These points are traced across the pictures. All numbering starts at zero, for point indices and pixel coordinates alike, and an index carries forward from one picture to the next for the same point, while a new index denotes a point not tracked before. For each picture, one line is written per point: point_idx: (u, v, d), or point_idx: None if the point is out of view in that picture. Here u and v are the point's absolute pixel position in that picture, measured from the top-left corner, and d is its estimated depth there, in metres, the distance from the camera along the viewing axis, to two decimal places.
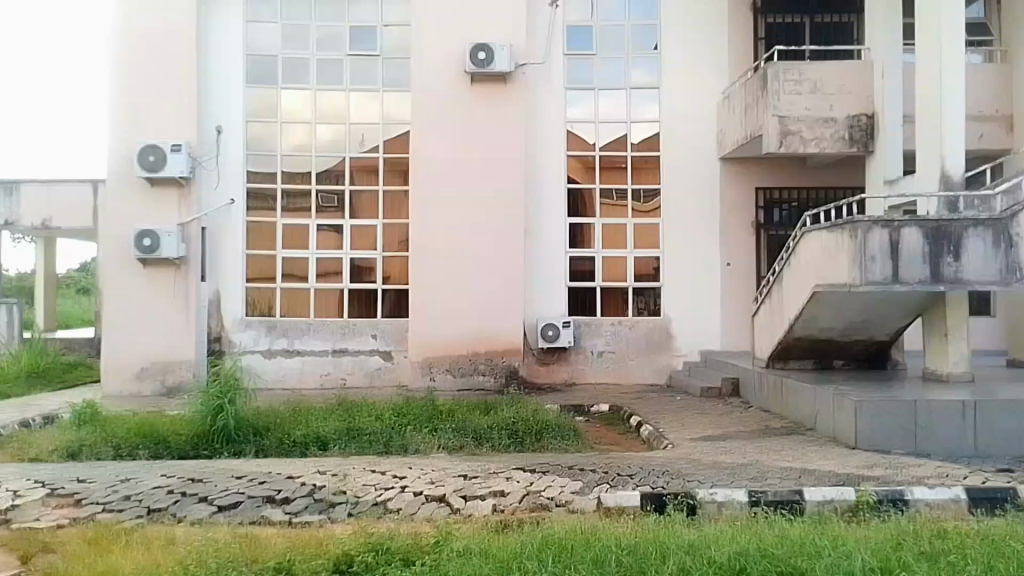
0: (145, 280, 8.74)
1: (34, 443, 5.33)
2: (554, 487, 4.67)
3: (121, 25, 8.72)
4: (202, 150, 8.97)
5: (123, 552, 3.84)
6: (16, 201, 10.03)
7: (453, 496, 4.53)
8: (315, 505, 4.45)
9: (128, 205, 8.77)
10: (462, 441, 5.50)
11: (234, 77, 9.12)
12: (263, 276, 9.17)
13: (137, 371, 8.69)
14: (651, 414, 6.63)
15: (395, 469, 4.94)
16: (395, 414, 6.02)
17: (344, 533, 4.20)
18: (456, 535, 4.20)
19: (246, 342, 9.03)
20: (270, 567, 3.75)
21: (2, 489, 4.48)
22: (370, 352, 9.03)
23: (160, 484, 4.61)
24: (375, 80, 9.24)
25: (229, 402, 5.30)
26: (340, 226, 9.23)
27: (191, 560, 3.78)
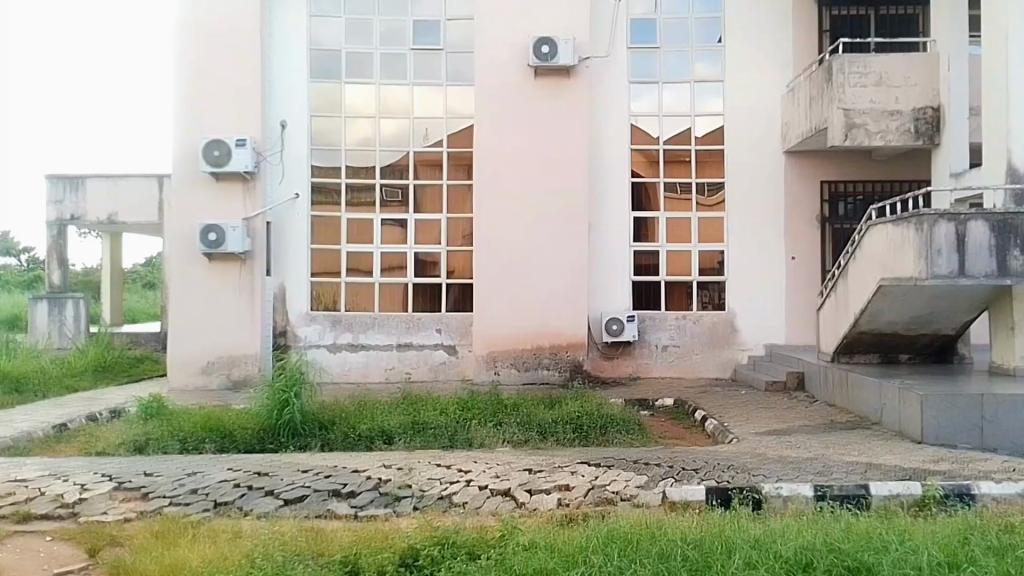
0: (210, 275, 8.77)
1: (100, 438, 5.44)
2: (619, 481, 4.67)
3: (184, 19, 8.73)
4: (267, 145, 9.00)
5: (189, 546, 3.86)
6: (81, 195, 11.01)
7: (518, 490, 4.53)
8: (381, 499, 4.45)
9: (193, 200, 8.79)
10: (527, 435, 5.51)
11: (298, 73, 9.18)
12: (328, 271, 9.23)
13: (203, 366, 8.75)
14: (716, 408, 6.66)
15: (460, 463, 4.94)
16: (460, 408, 6.11)
17: (410, 527, 4.19)
18: (521, 529, 4.19)
19: (312, 337, 9.09)
20: (337, 562, 3.79)
21: (70, 483, 4.52)
22: (435, 346, 9.06)
23: (227, 477, 4.62)
24: (438, 75, 9.25)
25: (295, 397, 5.36)
26: (404, 220, 9.26)
27: (258, 554, 3.79)
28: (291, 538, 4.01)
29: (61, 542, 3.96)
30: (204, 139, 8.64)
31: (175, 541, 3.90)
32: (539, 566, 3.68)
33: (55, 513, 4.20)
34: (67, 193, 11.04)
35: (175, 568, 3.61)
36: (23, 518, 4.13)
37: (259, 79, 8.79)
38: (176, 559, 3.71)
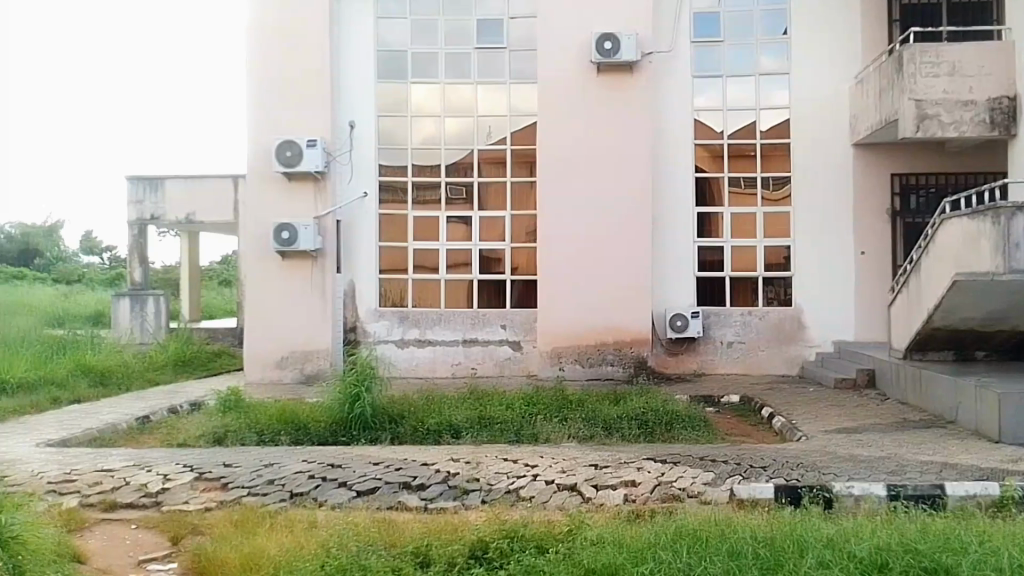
0: (285, 273, 9.04)
1: (180, 431, 5.74)
2: (686, 478, 4.64)
3: (258, 26, 9.06)
4: (337, 146, 9.20)
5: (268, 534, 3.99)
6: (161, 195, 11.41)
7: (585, 486, 4.55)
8: (449, 492, 4.52)
9: (267, 201, 9.08)
10: (593, 431, 5.56)
11: (365, 75, 9.35)
12: (395, 267, 9.38)
13: (277, 360, 9.02)
14: (784, 405, 6.60)
15: (527, 458, 5.01)
16: (526, 403, 6.22)
17: (478, 520, 4.24)
18: (589, 524, 4.19)
19: (380, 333, 9.25)
20: (410, 552, 3.90)
21: (154, 472, 4.74)
22: (500, 341, 9.16)
23: (301, 469, 4.77)
24: (501, 73, 9.33)
25: (366, 391, 5.53)
26: (469, 217, 9.36)
27: (333, 544, 3.91)
28: (364, 529, 4.10)
29: (147, 529, 4.13)
30: (278, 140, 8.94)
31: (255, 528, 4.04)
32: (609, 561, 3.69)
33: (139, 502, 4.37)
34: (147, 193, 11.43)
35: (255, 557, 3.75)
36: (110, 506, 4.31)
37: (329, 81, 9.04)
38: (256, 547, 3.86)
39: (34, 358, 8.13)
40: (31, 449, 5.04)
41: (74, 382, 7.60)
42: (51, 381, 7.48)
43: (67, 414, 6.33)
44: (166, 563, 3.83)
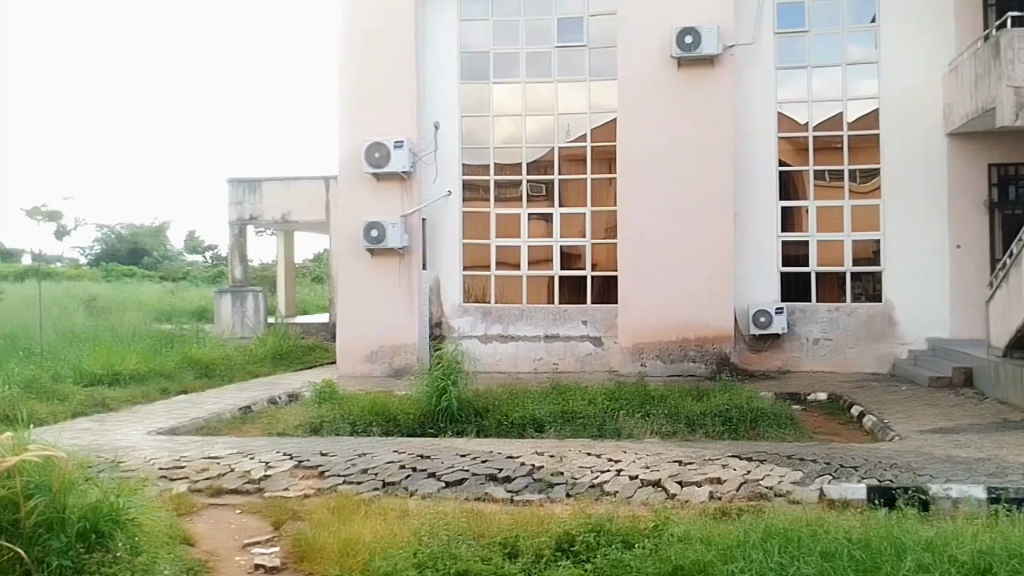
0: (374, 270, 9.36)
1: (280, 419, 6.11)
2: (773, 476, 4.59)
3: (347, 32, 9.44)
4: (423, 146, 9.50)
5: (362, 521, 4.19)
6: (258, 196, 12.15)
7: (669, 482, 4.56)
8: (535, 485, 4.60)
9: (356, 200, 9.43)
10: (676, 427, 5.59)
11: (450, 75, 9.61)
12: (479, 264, 9.61)
13: (368, 353, 9.36)
14: (874, 404, 6.45)
15: (610, 453, 5.05)
16: (607, 399, 6.29)
17: (564, 513, 4.31)
18: (674, 520, 4.19)
19: (465, 328, 9.52)
20: (498, 542, 4.01)
21: (258, 459, 5.06)
22: (581, 337, 9.31)
23: (392, 459, 4.98)
24: (582, 71, 9.44)
25: (452, 384, 5.74)
26: (550, 214, 9.50)
27: (424, 533, 4.06)
28: (453, 518, 4.23)
29: (252, 514, 4.42)
30: (366, 142, 9.27)
31: (350, 515, 4.26)
32: (697, 557, 3.69)
33: (244, 488, 4.68)
34: (247, 196, 12.17)
35: (352, 543, 3.96)
36: (217, 492, 4.64)
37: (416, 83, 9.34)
38: (351, 533, 4.07)
39: (145, 349, 8.73)
40: (144, 438, 5.44)
41: (181, 374, 8.19)
42: (160, 372, 8.05)
43: (177, 404, 6.83)
44: (269, 546, 4.10)
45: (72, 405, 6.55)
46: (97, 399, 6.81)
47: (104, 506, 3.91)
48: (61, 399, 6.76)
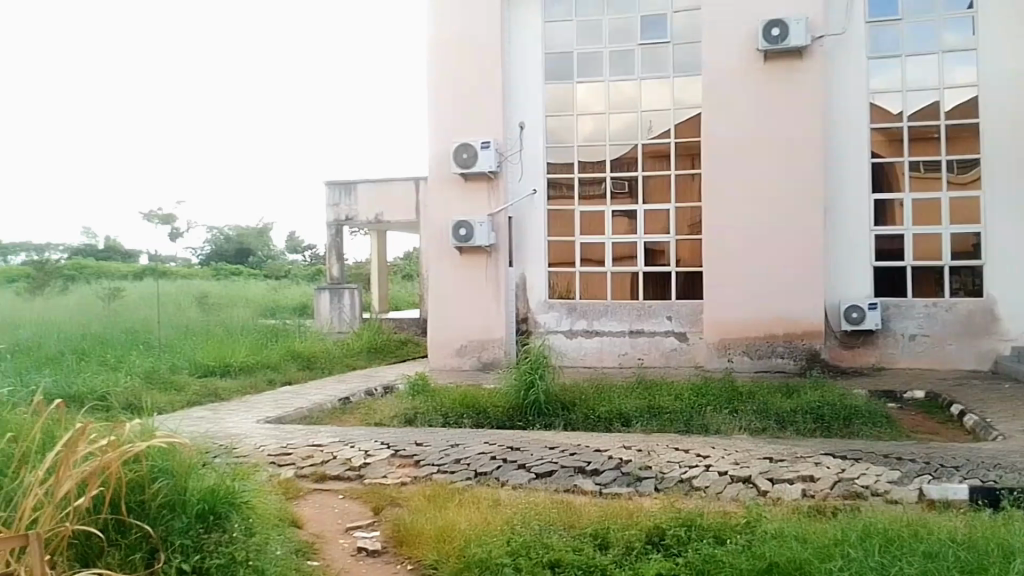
0: (463, 267, 9.97)
1: (375, 411, 6.50)
2: (869, 475, 4.51)
3: (437, 40, 10.09)
4: (508, 146, 10.01)
5: (456, 509, 4.41)
6: (354, 197, 13.17)
7: (760, 478, 4.55)
8: (623, 478, 4.70)
9: (447, 200, 10.07)
10: (765, 424, 5.58)
11: (535, 77, 10.07)
12: (564, 261, 10.01)
13: (458, 349, 9.98)
14: (975, 402, 6.23)
15: (698, 448, 5.10)
16: (693, 394, 6.36)
17: (653, 507, 4.39)
18: (767, 517, 4.19)
19: (550, 323, 9.94)
20: (590, 533, 4.15)
21: (358, 447, 5.43)
22: (666, 333, 9.57)
23: (484, 450, 5.20)
24: (665, 67, 9.75)
25: (539, 378, 6.03)
26: (633, 211, 9.82)
27: (516, 522, 4.26)
28: (545, 509, 4.41)
29: (354, 500, 4.74)
30: (456, 143, 9.92)
31: (446, 503, 4.50)
32: (794, 555, 3.66)
33: (345, 475, 5.01)
34: (342, 197, 13.17)
35: (449, 530, 4.20)
36: (320, 478, 4.98)
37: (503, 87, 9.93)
38: (447, 521, 4.31)
39: (251, 344, 9.43)
40: (254, 425, 5.90)
41: (284, 366, 8.85)
42: (267, 364, 8.72)
43: (281, 394, 7.43)
44: (370, 531, 4.40)
45: (188, 396, 7.12)
46: (209, 389, 7.37)
47: (221, 490, 4.23)
48: (177, 389, 7.31)
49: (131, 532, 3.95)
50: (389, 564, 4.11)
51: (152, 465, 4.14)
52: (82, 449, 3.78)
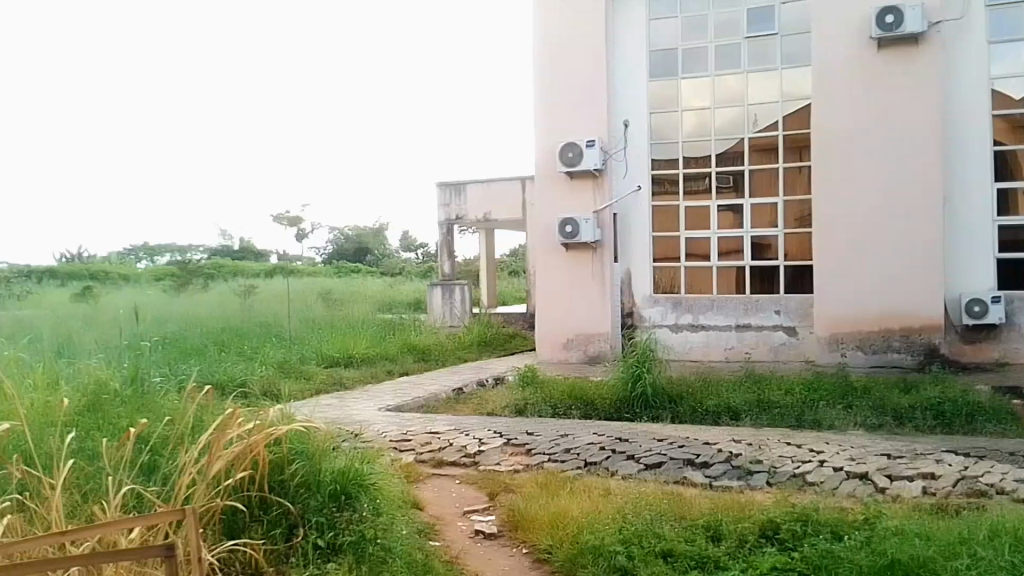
0: (569, 263, 10.43)
1: (488, 401, 7.13)
2: (995, 474, 4.43)
3: (543, 45, 10.58)
4: (613, 144, 10.35)
5: (568, 497, 4.74)
6: (463, 198, 13.52)
7: (877, 475, 4.60)
8: (733, 471, 4.91)
9: (553, 198, 10.55)
10: (882, 420, 5.69)
11: (640, 75, 10.36)
12: (669, 256, 10.28)
13: (564, 342, 10.54)
14: None
15: (812, 444, 5.23)
16: (805, 388, 6.51)
17: (766, 501, 4.52)
18: (887, 514, 4.18)
19: (655, 317, 10.23)
20: (702, 525, 4.30)
21: (474, 435, 5.93)
22: (774, 327, 9.66)
23: (593, 440, 5.61)
24: (773, 59, 9.80)
25: (647, 371, 6.40)
26: (739, 206, 9.96)
27: (628, 512, 4.50)
28: (656, 499, 4.66)
29: (470, 485, 5.19)
30: (562, 142, 10.37)
31: (557, 490, 4.86)
32: (917, 553, 3.61)
33: (462, 461, 5.49)
34: (453, 197, 13.55)
35: (562, 516, 4.51)
36: (438, 463, 5.49)
37: (607, 87, 10.28)
38: (559, 507, 4.63)
39: (373, 337, 10.60)
40: (378, 413, 6.61)
41: (401, 358, 9.94)
42: (387, 357, 9.84)
43: (399, 384, 8.12)
44: (486, 515, 4.81)
45: (317, 383, 8.14)
46: (335, 379, 8.37)
47: (351, 472, 4.61)
48: (307, 378, 8.38)
49: (273, 509, 4.35)
50: (505, 546, 4.49)
51: (291, 447, 4.55)
52: (231, 433, 4.25)
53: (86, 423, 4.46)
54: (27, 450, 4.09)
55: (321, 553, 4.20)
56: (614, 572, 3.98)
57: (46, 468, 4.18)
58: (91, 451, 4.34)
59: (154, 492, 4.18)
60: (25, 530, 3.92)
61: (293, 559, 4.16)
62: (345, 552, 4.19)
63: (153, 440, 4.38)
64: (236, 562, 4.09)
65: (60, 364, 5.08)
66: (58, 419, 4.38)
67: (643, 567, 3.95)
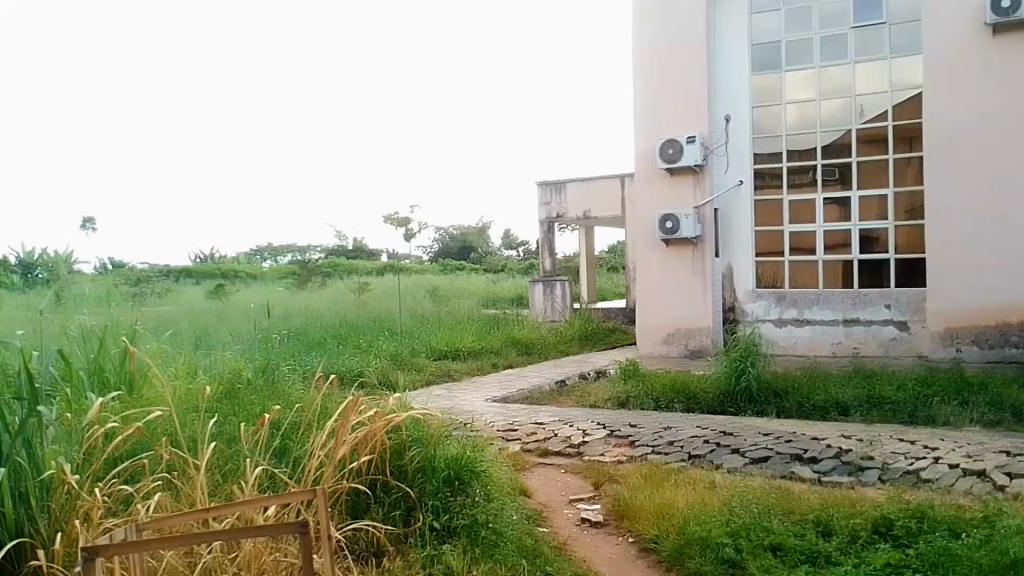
0: (670, 257, 11.03)
1: (590, 393, 7.54)
2: None
3: (645, 45, 11.13)
4: (714, 140, 10.81)
5: (673, 489, 4.92)
6: (564, 196, 14.28)
7: (994, 474, 4.60)
8: (843, 467, 5.06)
9: (653, 194, 11.16)
10: (1000, 416, 5.74)
11: (742, 71, 10.76)
12: (774, 250, 10.66)
13: (665, 336, 11.14)
14: None
15: (925, 440, 5.36)
16: (919, 384, 6.62)
17: (879, 498, 4.61)
18: (1007, 514, 4.14)
19: (758, 312, 10.67)
20: (811, 519, 4.39)
21: (577, 426, 6.32)
22: (884, 322, 9.86)
23: (697, 433, 5.94)
24: (881, 49, 9.95)
25: (749, 365, 6.75)
26: (847, 198, 10.19)
27: (735, 504, 4.63)
28: (763, 493, 4.78)
29: (575, 474, 5.46)
30: (662, 139, 10.91)
31: (662, 481, 5.05)
32: None
33: (566, 451, 5.81)
34: (554, 196, 14.38)
35: (669, 506, 4.68)
36: (544, 453, 5.82)
37: (708, 84, 10.71)
38: (665, 498, 4.80)
39: (478, 330, 11.11)
40: (483, 403, 7.23)
41: (505, 351, 10.47)
42: (491, 349, 10.35)
43: (506, 376, 8.79)
44: (591, 504, 5.04)
45: (427, 373, 8.78)
46: (443, 371, 8.97)
47: (463, 459, 4.89)
48: (417, 369, 8.94)
49: (393, 491, 4.68)
50: (612, 535, 4.69)
51: (409, 433, 4.91)
52: (354, 419, 4.57)
53: (224, 409, 4.93)
54: (173, 431, 4.56)
55: (437, 535, 4.46)
56: (722, 563, 4.06)
57: (191, 449, 4.59)
58: (229, 435, 4.75)
59: (286, 474, 4.55)
60: (174, 506, 4.23)
61: (411, 540, 4.43)
62: (460, 535, 4.45)
63: (285, 425, 4.82)
64: (361, 540, 4.40)
65: (199, 355, 5.72)
66: (200, 404, 4.85)
67: (753, 559, 4.01)
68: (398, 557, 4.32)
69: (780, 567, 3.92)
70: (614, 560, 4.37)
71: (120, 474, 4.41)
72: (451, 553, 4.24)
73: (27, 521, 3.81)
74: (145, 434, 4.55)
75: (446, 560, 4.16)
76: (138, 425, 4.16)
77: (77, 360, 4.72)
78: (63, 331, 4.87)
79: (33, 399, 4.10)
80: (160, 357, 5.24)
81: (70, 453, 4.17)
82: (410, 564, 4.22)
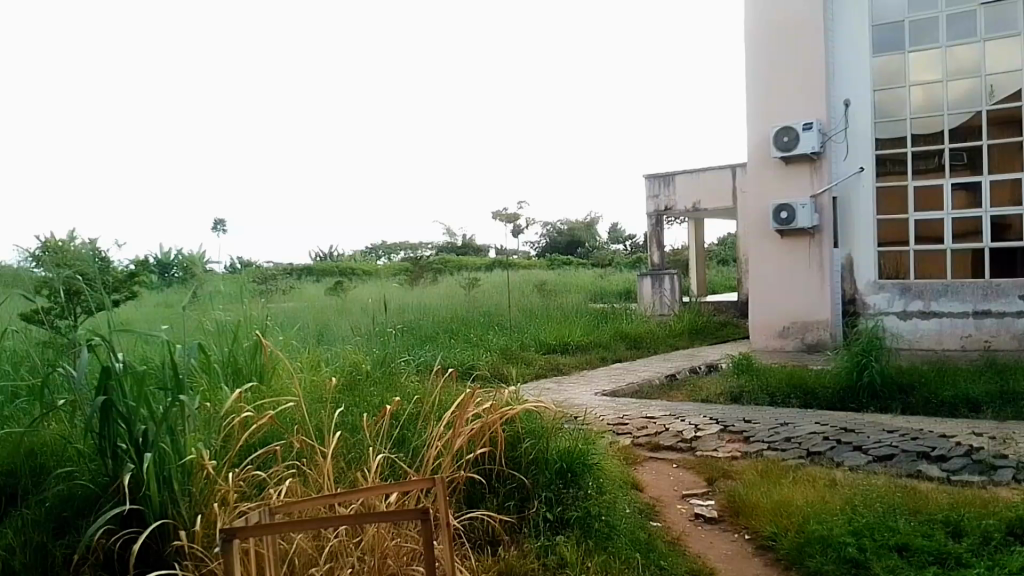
0: (785, 248, 10.97)
1: (701, 388, 7.80)
2: None
3: (760, 33, 11.07)
4: (832, 126, 10.54)
5: (792, 486, 4.89)
6: (673, 188, 14.24)
7: None
8: (974, 466, 5.03)
9: (768, 184, 11.10)
10: None
11: (862, 52, 10.41)
12: (897, 240, 10.28)
13: (780, 329, 11.12)
14: None
15: None
16: None
17: (1013, 497, 4.47)
18: None
19: (880, 304, 10.34)
20: (940, 518, 4.26)
21: (690, 421, 6.52)
22: (1019, 313, 9.37)
23: (816, 431, 5.99)
24: (1017, 24, 9.44)
25: (873, 360, 6.93)
26: (976, 183, 9.72)
27: (857, 501, 4.54)
28: (886, 492, 4.69)
29: (687, 469, 5.57)
30: (776, 128, 10.82)
31: (778, 479, 5.04)
32: None
33: (679, 445, 5.99)
34: (662, 188, 14.37)
35: (788, 501, 4.65)
36: (655, 447, 6.01)
37: (824, 68, 10.50)
38: (783, 496, 4.74)
39: (586, 324, 11.26)
40: (594, 397, 7.54)
41: (613, 344, 10.57)
42: (599, 343, 10.49)
43: (615, 369, 9.09)
44: (705, 499, 5.07)
45: (537, 367, 9.03)
46: (553, 364, 9.24)
47: (576, 450, 4.97)
48: (527, 363, 9.16)
49: (507, 482, 4.78)
50: (727, 531, 4.65)
51: (522, 425, 5.07)
52: (473, 408, 4.73)
53: (349, 399, 5.26)
54: (303, 421, 4.79)
55: (551, 525, 4.50)
56: (844, 563, 3.93)
57: (319, 436, 4.81)
58: (352, 424, 5.00)
59: (405, 462, 4.73)
60: (304, 492, 4.27)
61: (526, 530, 4.48)
62: (573, 526, 4.46)
63: (404, 417, 5.05)
64: (478, 529, 4.45)
65: (321, 348, 6.27)
66: (325, 397, 5.19)
67: (877, 559, 3.88)
68: (513, 546, 4.35)
69: (906, 568, 3.79)
70: (730, 557, 4.31)
71: (255, 460, 4.55)
72: (564, 544, 4.25)
73: (169, 504, 3.90)
74: (276, 422, 4.81)
75: (560, 551, 4.16)
76: (272, 414, 4.31)
77: (215, 355, 5.00)
78: (200, 326, 5.22)
79: (177, 387, 4.10)
80: (288, 350, 5.69)
81: (210, 441, 4.27)
82: (524, 553, 4.24)
